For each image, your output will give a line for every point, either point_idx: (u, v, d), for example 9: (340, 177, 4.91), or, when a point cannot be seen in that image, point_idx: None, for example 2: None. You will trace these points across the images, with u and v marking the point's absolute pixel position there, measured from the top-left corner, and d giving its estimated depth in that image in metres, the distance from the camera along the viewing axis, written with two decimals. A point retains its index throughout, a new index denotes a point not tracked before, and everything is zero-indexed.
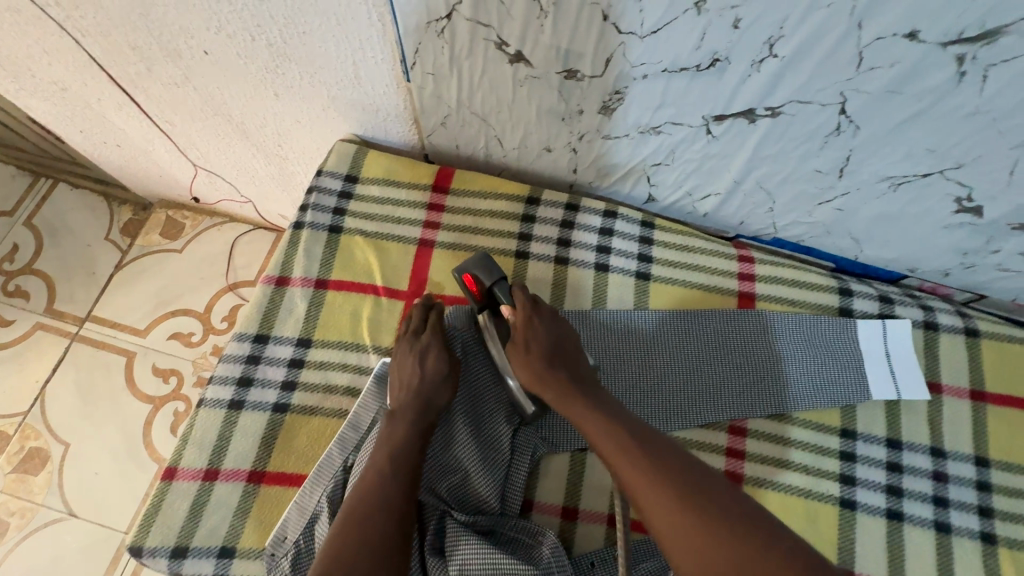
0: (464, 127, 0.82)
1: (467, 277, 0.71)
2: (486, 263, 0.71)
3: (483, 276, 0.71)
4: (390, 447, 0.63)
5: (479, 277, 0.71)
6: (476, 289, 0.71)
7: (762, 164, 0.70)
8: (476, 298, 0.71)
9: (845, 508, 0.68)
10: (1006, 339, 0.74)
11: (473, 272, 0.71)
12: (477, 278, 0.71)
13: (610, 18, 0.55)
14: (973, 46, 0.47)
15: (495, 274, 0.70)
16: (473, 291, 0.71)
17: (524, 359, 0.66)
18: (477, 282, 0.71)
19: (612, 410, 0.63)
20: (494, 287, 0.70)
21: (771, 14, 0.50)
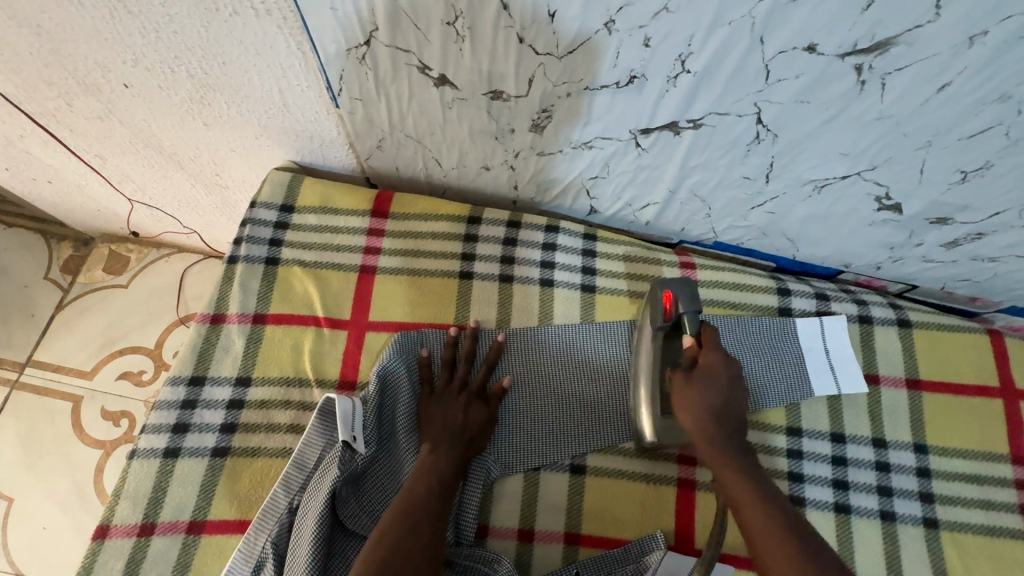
0: (400, 149, 0.81)
1: (668, 294, 0.66)
2: (690, 293, 0.67)
3: (679, 301, 0.66)
4: (432, 478, 0.61)
5: (676, 296, 0.66)
6: (668, 309, 0.67)
7: (692, 173, 0.71)
8: (663, 318, 0.66)
9: (795, 506, 0.69)
10: (935, 327, 0.77)
11: (672, 291, 0.66)
12: (675, 299, 0.66)
13: (525, 40, 0.56)
14: (867, 56, 0.48)
15: (696, 306, 0.65)
16: (665, 310, 0.67)
17: (696, 401, 0.61)
18: (672, 305, 0.66)
19: (757, 475, 0.60)
20: (683, 316, 0.66)
21: (678, 32, 0.51)
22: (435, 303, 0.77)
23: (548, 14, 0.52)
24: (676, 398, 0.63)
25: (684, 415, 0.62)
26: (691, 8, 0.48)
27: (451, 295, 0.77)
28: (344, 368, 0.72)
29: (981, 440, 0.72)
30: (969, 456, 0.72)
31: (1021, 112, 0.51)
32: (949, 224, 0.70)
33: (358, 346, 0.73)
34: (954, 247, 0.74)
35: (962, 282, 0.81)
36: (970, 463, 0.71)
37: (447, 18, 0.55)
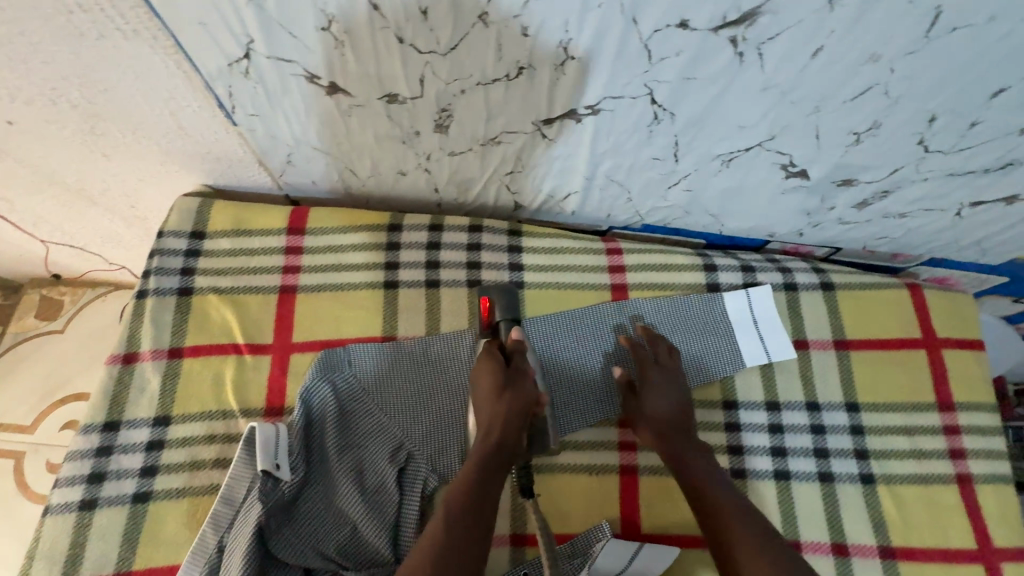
0: (312, 162, 0.79)
1: (485, 299, 0.73)
2: (507, 300, 0.74)
3: (496, 305, 0.72)
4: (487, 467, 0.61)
5: (493, 303, 0.73)
6: (488, 314, 0.73)
7: (604, 159, 0.71)
8: (482, 325, 0.73)
9: (736, 478, 0.70)
10: (857, 286, 0.79)
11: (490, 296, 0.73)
12: (492, 302, 0.73)
13: (405, 40, 0.54)
14: (739, 28, 0.49)
15: (512, 312, 0.72)
16: (483, 315, 0.73)
17: (667, 391, 0.70)
18: (490, 311, 0.73)
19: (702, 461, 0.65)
20: (497, 322, 0.73)
21: (553, 19, 0.50)
22: (361, 317, 0.74)
23: (421, 11, 0.50)
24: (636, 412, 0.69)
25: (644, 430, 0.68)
26: None
27: (377, 307, 0.75)
28: (270, 395, 0.70)
29: (909, 392, 0.74)
30: (899, 409, 0.73)
31: (894, 71, 0.51)
32: (855, 185, 0.71)
33: (282, 370, 0.71)
34: (865, 207, 0.75)
35: (880, 239, 0.83)
36: (900, 416, 0.73)
37: (320, 24, 0.53)
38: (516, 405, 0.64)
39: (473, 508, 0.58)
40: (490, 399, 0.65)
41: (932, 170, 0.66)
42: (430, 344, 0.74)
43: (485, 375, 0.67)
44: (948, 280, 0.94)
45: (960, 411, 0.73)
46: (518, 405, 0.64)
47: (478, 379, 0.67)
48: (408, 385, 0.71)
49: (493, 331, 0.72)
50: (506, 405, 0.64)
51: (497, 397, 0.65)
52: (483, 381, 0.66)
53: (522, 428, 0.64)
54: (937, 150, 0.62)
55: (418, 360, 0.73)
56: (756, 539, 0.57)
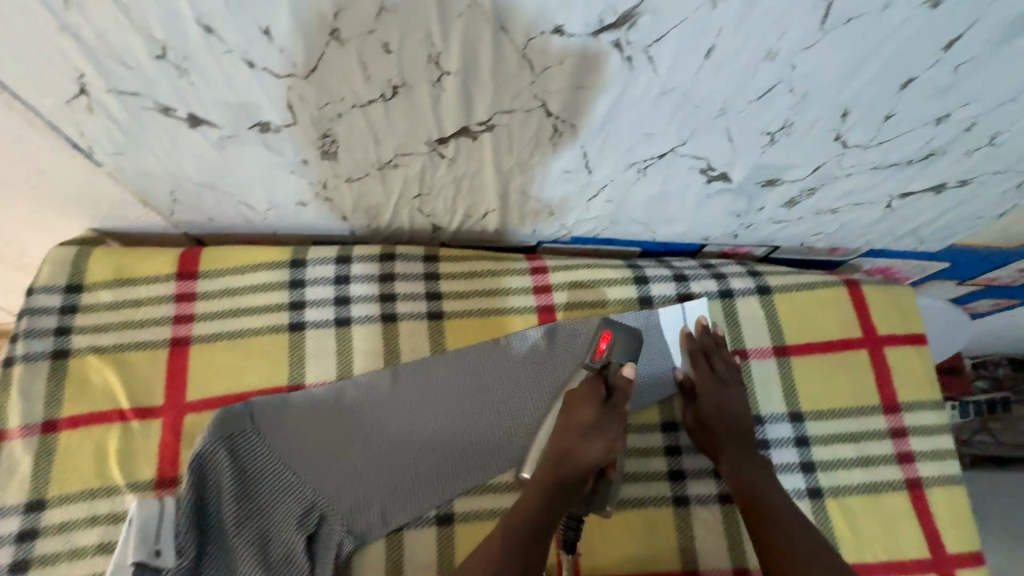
0: (200, 198, 0.71)
1: (608, 333, 0.66)
2: (632, 343, 0.66)
3: (616, 345, 0.65)
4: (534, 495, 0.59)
5: (613, 336, 0.66)
6: (601, 349, 0.66)
7: (513, 176, 0.65)
8: (592, 358, 0.65)
9: (679, 506, 0.66)
10: (796, 287, 0.75)
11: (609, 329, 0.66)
12: (614, 340, 0.65)
13: (255, 64, 0.47)
14: (619, 31, 0.44)
15: (631, 355, 0.66)
16: (597, 349, 0.66)
17: (716, 407, 0.67)
18: (609, 346, 0.65)
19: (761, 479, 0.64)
20: (611, 361, 0.65)
21: (413, 32, 0.44)
22: (263, 366, 0.68)
23: (262, 32, 0.44)
24: (706, 416, 0.66)
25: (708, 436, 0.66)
26: (412, 5, 0.41)
27: (281, 353, 0.69)
28: (161, 464, 0.63)
29: (854, 395, 0.71)
30: (845, 415, 0.70)
31: (794, 67, 0.47)
32: (780, 185, 0.67)
33: (175, 434, 0.64)
34: (794, 205, 0.72)
35: (816, 235, 0.80)
36: (846, 422, 0.70)
37: (152, 52, 0.46)
38: (583, 453, 0.60)
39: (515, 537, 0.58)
40: (556, 443, 0.61)
41: (855, 164, 0.62)
42: (342, 390, 0.67)
43: (578, 407, 0.62)
44: (891, 269, 0.92)
45: (906, 412, 0.70)
46: (581, 453, 0.60)
47: (571, 409, 0.62)
48: (318, 438, 0.65)
49: (604, 367, 0.65)
50: (587, 447, 0.61)
51: (563, 441, 0.61)
52: (577, 412, 0.62)
53: (580, 479, 0.60)
54: (855, 145, 0.58)
55: (328, 407, 0.66)
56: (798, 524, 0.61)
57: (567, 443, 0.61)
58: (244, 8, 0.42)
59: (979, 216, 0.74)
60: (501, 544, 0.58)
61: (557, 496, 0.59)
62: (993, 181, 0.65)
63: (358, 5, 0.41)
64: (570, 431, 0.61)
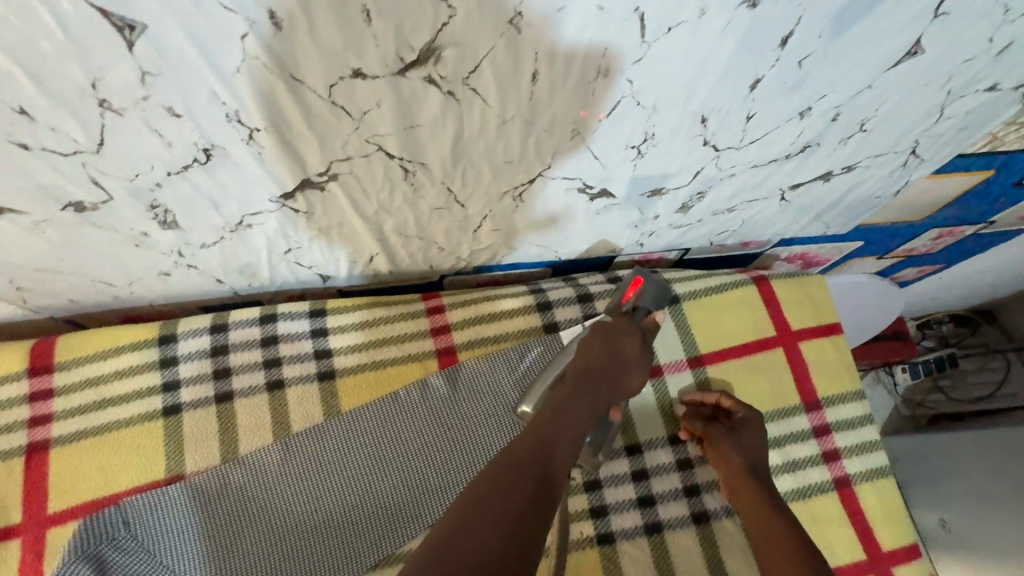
0: (47, 284, 0.64)
1: (637, 281, 0.64)
2: (661, 289, 0.64)
3: (646, 288, 0.63)
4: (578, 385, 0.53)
5: (643, 288, 0.63)
6: (630, 296, 0.63)
7: (383, 219, 0.61)
8: (623, 302, 0.63)
9: (604, 544, 0.62)
10: (703, 293, 0.72)
11: (644, 285, 0.63)
12: (644, 286, 0.63)
13: (30, 145, 0.42)
14: (426, 67, 0.39)
15: (659, 304, 0.63)
16: (627, 293, 0.64)
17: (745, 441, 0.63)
18: (637, 292, 0.63)
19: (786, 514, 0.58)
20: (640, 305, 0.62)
21: (195, 93, 0.39)
22: (135, 459, 0.61)
23: (18, 112, 0.38)
24: (724, 440, 0.63)
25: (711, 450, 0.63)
26: (177, 65, 0.36)
27: (155, 443, 0.62)
28: None
29: (773, 398, 0.68)
30: (766, 421, 0.67)
31: (632, 80, 0.44)
32: (667, 193, 0.64)
33: (39, 552, 0.58)
34: (689, 210, 0.69)
35: (722, 234, 0.78)
36: (769, 428, 0.67)
37: None
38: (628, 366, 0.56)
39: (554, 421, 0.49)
40: (602, 361, 0.55)
41: (734, 165, 0.59)
42: (227, 474, 0.61)
43: (622, 333, 0.58)
44: (808, 255, 0.90)
45: (828, 408, 0.68)
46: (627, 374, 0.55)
47: (619, 338, 0.57)
48: (204, 532, 0.59)
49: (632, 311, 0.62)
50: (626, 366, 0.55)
51: (613, 364, 0.55)
52: (623, 337, 0.57)
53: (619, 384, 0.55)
54: (727, 147, 0.56)
55: (211, 498, 0.60)
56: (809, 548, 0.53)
57: (608, 371, 0.55)
58: None
59: (877, 196, 0.72)
60: (516, 478, 0.44)
61: (581, 427, 0.50)
62: (877, 163, 0.63)
63: (115, 71, 0.36)
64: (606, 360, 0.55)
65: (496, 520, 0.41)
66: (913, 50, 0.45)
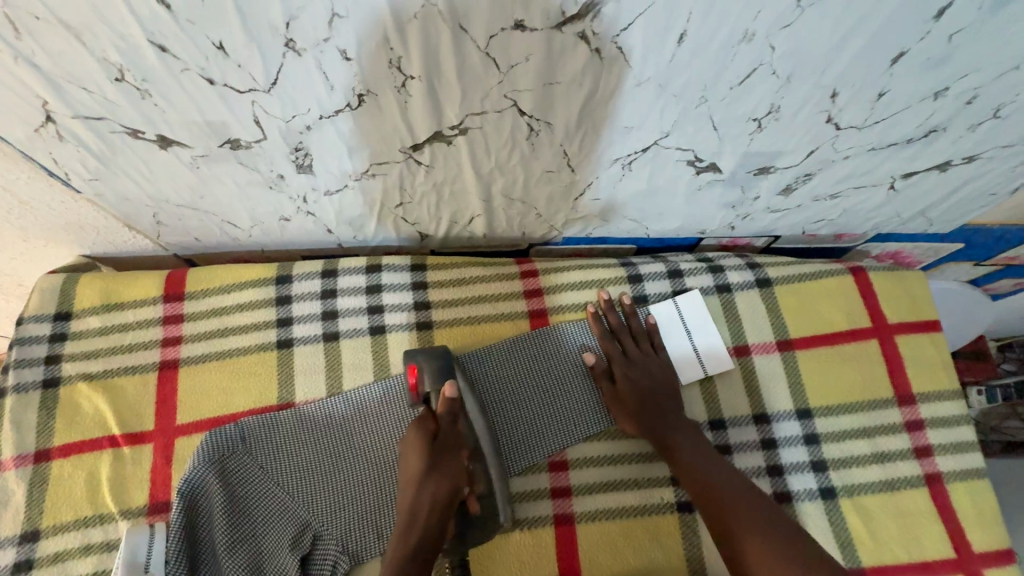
0: (184, 219, 0.71)
1: (414, 368, 0.62)
2: (440, 364, 0.63)
3: (426, 375, 0.62)
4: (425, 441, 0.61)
5: (422, 376, 0.62)
6: (412, 385, 0.62)
7: (494, 179, 0.64)
8: (414, 398, 0.63)
9: (684, 512, 0.63)
10: (798, 278, 0.71)
11: (418, 369, 0.63)
12: (421, 371, 0.62)
13: (215, 81, 0.46)
14: (583, 22, 0.41)
15: (443, 380, 0.62)
16: (410, 386, 0.62)
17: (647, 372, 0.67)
18: (418, 380, 0.62)
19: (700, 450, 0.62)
20: (429, 392, 0.63)
21: (370, 37, 0.42)
22: (253, 385, 0.67)
23: (216, 48, 0.43)
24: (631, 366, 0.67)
25: (676, 467, 0.62)
26: (363, 10, 0.40)
27: (269, 372, 0.67)
28: (154, 489, 0.62)
29: (864, 388, 0.67)
30: (857, 410, 0.67)
31: (774, 47, 0.45)
32: (774, 172, 0.64)
33: (167, 458, 0.63)
34: (791, 193, 0.69)
35: (818, 222, 0.77)
36: (859, 416, 0.66)
37: (112, 74, 0.45)
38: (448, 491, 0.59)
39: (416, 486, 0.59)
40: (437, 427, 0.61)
41: (851, 146, 0.59)
42: (334, 405, 0.65)
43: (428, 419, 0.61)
44: (902, 253, 0.88)
45: (923, 404, 0.67)
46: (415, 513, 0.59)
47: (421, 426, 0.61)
48: (310, 455, 0.63)
49: (425, 402, 0.63)
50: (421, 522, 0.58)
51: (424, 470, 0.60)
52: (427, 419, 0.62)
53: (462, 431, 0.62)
54: (849, 126, 0.55)
55: (319, 425, 0.64)
56: (780, 546, 0.55)
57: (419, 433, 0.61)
58: (194, 24, 0.41)
59: (992, 193, 0.70)
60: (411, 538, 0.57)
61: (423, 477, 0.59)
62: (1002, 155, 0.61)
63: (306, 12, 0.40)
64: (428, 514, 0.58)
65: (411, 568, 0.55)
66: None
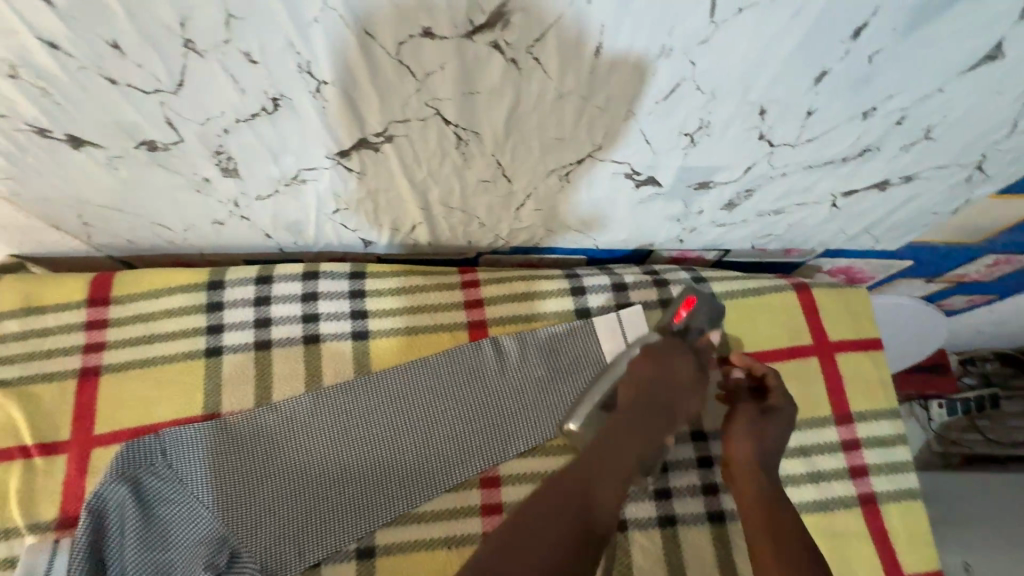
0: (112, 221, 0.68)
1: (692, 299, 0.63)
2: (711, 305, 0.63)
3: (699, 309, 0.63)
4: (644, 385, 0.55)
5: (696, 299, 0.63)
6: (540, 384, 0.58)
7: (431, 188, 0.62)
8: (675, 320, 0.62)
9: (616, 531, 0.62)
10: (740, 294, 0.71)
11: (693, 297, 0.63)
12: (698, 303, 0.63)
13: (117, 80, 0.44)
14: (493, 32, 0.40)
15: (712, 319, 0.63)
16: (682, 310, 0.62)
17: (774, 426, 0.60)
18: (691, 311, 0.62)
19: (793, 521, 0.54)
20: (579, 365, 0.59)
21: (272, 41, 0.41)
22: (177, 394, 0.65)
23: (111, 47, 0.41)
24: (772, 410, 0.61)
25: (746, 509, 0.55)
26: (262, 12, 0.38)
27: (197, 380, 0.65)
28: (64, 502, 0.59)
29: (802, 406, 0.67)
30: (793, 429, 0.66)
31: (695, 63, 0.44)
32: (715, 187, 0.63)
33: (80, 470, 0.61)
34: (734, 208, 0.68)
35: (765, 237, 0.76)
36: (795, 435, 0.66)
37: (4, 71, 0.43)
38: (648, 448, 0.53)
39: (612, 436, 0.53)
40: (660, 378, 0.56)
41: (787, 164, 0.58)
42: (259, 417, 0.63)
43: (675, 358, 0.57)
44: (852, 269, 0.88)
45: (860, 424, 0.66)
46: (622, 459, 0.51)
47: (666, 359, 0.57)
48: (233, 468, 0.61)
49: (682, 331, 0.61)
50: (608, 475, 0.50)
51: (626, 429, 0.53)
52: (676, 365, 0.57)
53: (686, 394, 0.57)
54: (782, 143, 0.55)
55: (242, 437, 0.62)
56: None
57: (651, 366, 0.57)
58: (81, 21, 0.39)
59: (934, 212, 0.70)
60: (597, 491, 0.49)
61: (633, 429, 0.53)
62: (938, 175, 0.61)
63: (203, 12, 0.38)
64: (596, 477, 0.50)
65: (552, 535, 0.46)
66: (992, 55, 0.44)
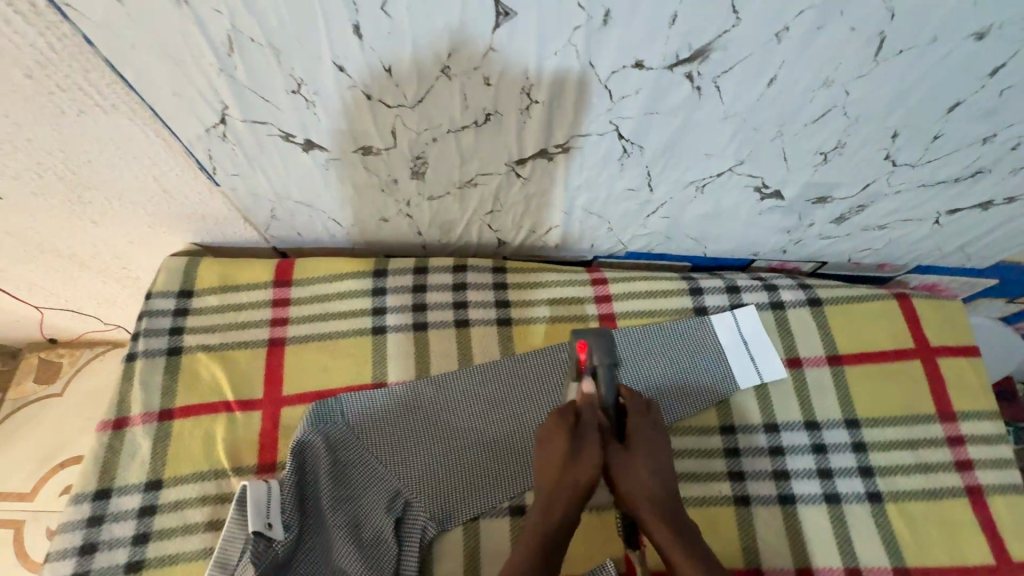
0: (296, 216, 0.80)
1: (584, 343, 0.60)
2: (606, 344, 0.60)
3: (594, 351, 0.60)
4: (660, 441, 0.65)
5: (591, 347, 0.60)
6: (582, 360, 0.61)
7: (580, 194, 0.72)
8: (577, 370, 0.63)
9: (740, 505, 0.69)
10: (846, 300, 0.78)
11: (588, 337, 0.60)
12: (591, 349, 0.60)
13: (373, 96, 0.56)
14: (692, 65, 0.50)
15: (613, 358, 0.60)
16: (579, 361, 0.61)
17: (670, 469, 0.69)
18: (589, 353, 0.60)
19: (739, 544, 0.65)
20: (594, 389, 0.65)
21: (511, 68, 0.51)
22: (351, 365, 0.74)
23: (385, 70, 0.52)
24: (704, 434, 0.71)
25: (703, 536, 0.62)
26: (515, 46, 0.49)
27: (365, 354, 0.75)
28: (262, 451, 0.69)
29: (909, 403, 0.73)
30: (901, 423, 0.72)
31: (849, 93, 0.53)
32: (832, 202, 0.71)
33: (273, 425, 0.71)
34: (843, 222, 0.76)
35: (864, 251, 0.83)
36: (903, 429, 0.72)
37: (290, 87, 0.55)
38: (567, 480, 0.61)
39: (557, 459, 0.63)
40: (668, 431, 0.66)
41: (904, 181, 0.66)
42: (421, 387, 0.72)
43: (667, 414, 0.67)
44: (939, 286, 0.94)
45: (963, 421, 0.72)
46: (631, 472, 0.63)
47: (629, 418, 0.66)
48: (403, 430, 0.70)
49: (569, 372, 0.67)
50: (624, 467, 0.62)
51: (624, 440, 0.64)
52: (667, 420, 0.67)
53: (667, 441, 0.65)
54: (904, 163, 0.63)
55: (409, 403, 0.72)
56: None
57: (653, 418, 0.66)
58: (374, 50, 0.50)
59: None
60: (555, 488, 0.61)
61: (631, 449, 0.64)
62: None
63: (470, 46, 0.49)
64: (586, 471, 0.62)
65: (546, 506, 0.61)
66: None
